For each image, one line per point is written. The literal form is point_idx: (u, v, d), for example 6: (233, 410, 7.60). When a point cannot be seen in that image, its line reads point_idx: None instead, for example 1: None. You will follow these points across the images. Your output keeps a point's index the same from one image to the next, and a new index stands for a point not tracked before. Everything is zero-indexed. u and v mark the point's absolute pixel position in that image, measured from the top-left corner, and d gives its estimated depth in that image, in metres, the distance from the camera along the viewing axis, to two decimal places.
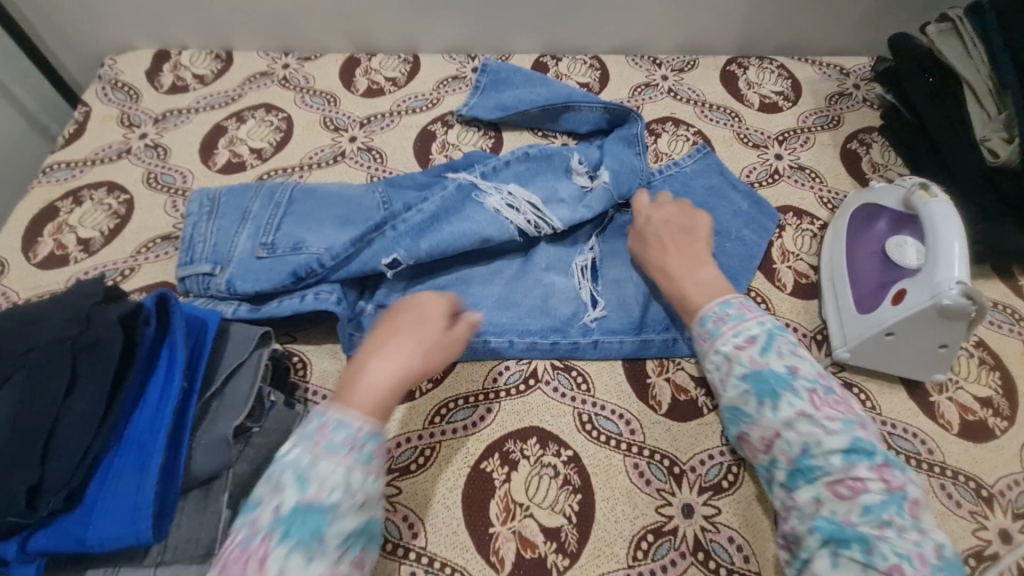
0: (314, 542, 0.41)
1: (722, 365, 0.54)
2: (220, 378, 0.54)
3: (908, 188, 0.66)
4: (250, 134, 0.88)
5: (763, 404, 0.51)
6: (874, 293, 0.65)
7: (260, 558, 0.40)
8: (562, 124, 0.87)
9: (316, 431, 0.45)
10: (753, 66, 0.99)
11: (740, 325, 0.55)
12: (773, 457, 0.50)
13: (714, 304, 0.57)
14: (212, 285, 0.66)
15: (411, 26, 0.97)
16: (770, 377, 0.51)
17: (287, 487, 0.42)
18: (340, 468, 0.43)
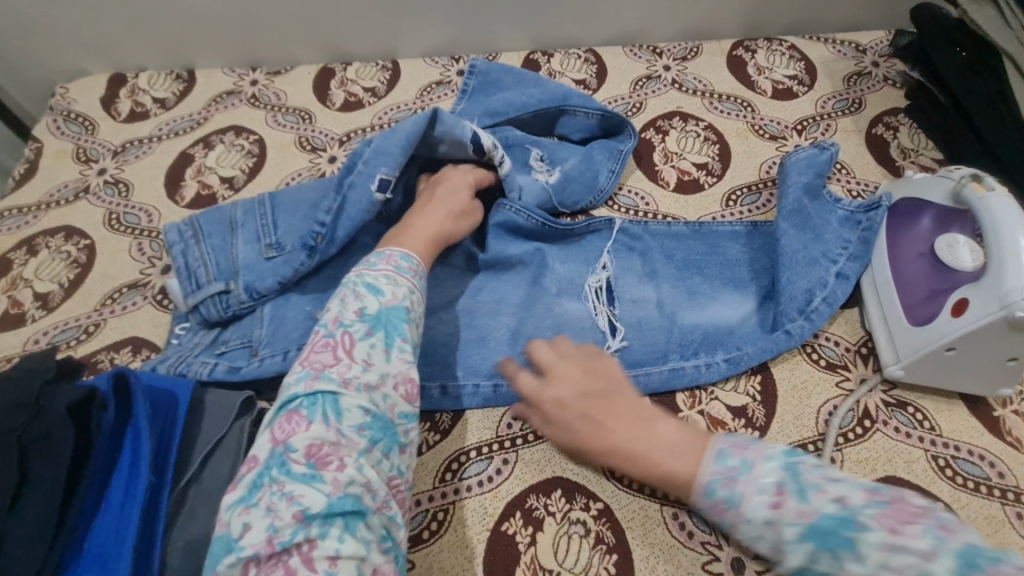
0: (396, 340, 0.49)
1: (765, 535, 0.42)
2: (197, 463, 0.46)
3: (958, 180, 0.60)
4: (219, 161, 0.80)
5: (842, 559, 0.39)
6: (928, 301, 0.59)
7: (348, 347, 0.47)
8: (557, 130, 0.79)
9: (382, 261, 0.54)
10: (761, 48, 0.91)
11: (752, 478, 0.43)
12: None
13: (709, 462, 0.45)
14: (231, 304, 0.60)
15: (387, 29, 0.89)
16: (829, 526, 0.40)
17: (365, 294, 0.50)
18: (403, 281, 0.53)
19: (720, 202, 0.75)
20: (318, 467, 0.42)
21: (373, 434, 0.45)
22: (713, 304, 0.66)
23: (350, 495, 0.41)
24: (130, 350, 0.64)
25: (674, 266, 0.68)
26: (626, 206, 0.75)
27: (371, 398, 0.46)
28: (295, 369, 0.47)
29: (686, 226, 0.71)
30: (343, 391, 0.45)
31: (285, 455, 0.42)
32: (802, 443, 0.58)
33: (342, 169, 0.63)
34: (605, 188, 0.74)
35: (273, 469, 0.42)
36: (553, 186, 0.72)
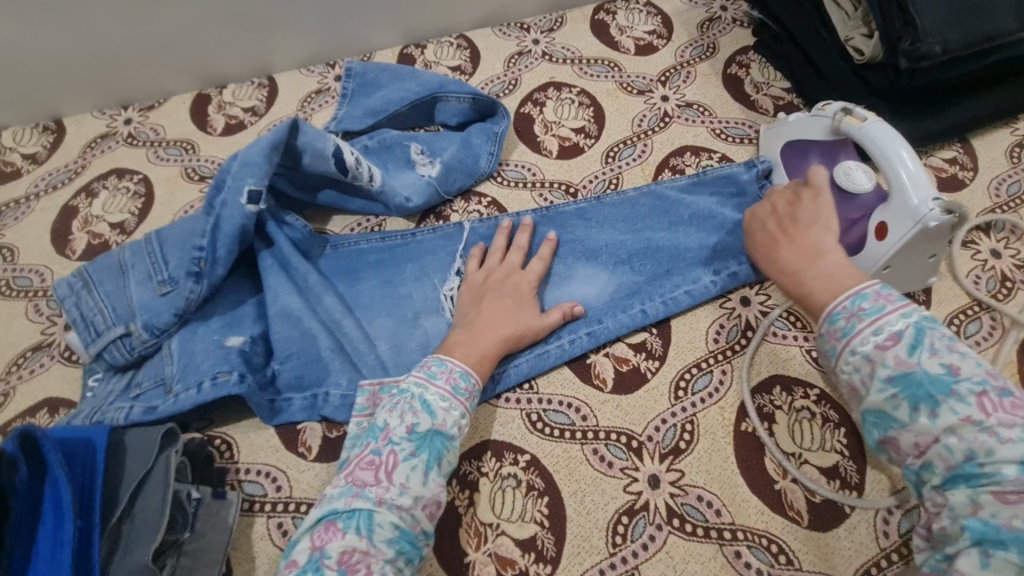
0: (437, 464, 0.50)
1: (861, 367, 0.45)
2: (126, 499, 0.48)
3: (831, 116, 0.66)
4: (106, 208, 0.79)
5: (918, 411, 0.42)
6: (851, 230, 0.64)
7: (391, 466, 0.49)
8: (436, 118, 0.82)
9: (443, 373, 0.55)
10: (621, 9, 0.96)
11: (880, 320, 0.46)
12: (927, 462, 0.41)
13: (844, 298, 0.49)
14: (135, 346, 0.61)
15: (254, 46, 0.87)
16: (925, 379, 0.42)
17: (420, 411, 0.52)
18: (455, 409, 0.53)
19: (601, 160, 0.80)
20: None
21: (401, 546, 0.46)
22: (573, 284, 0.69)
23: None
24: (47, 412, 0.64)
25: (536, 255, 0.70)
26: (513, 179, 0.79)
27: (403, 517, 0.47)
28: (337, 483, 0.49)
29: (535, 213, 0.73)
30: (379, 508, 0.46)
31: (321, 560, 0.43)
32: (697, 362, 0.65)
33: (213, 186, 0.64)
34: (488, 169, 0.78)
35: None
36: (437, 178, 0.75)
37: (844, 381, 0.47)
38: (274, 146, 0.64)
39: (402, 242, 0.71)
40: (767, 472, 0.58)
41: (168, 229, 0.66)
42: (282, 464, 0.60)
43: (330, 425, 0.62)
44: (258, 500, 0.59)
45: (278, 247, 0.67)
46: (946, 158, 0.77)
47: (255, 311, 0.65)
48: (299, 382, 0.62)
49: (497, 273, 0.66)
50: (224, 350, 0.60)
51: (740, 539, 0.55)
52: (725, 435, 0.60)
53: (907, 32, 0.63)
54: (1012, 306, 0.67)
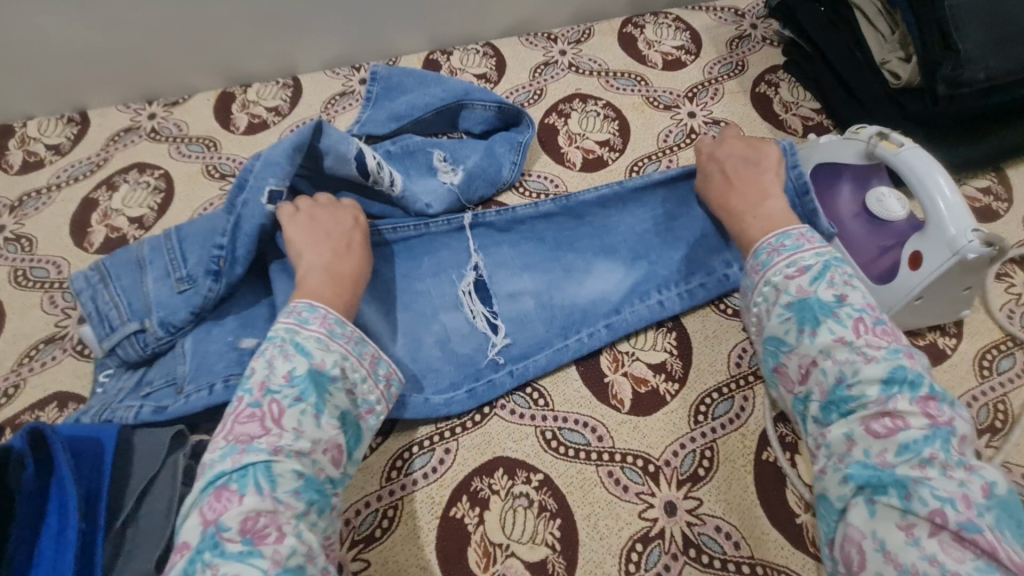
0: (326, 404, 0.48)
1: (769, 296, 0.54)
2: (132, 502, 0.47)
3: (866, 140, 0.63)
4: (126, 202, 0.78)
5: (803, 331, 0.50)
6: (881, 257, 0.64)
7: (277, 414, 0.46)
8: (460, 125, 0.81)
9: (314, 318, 0.52)
10: (649, 23, 0.95)
11: (794, 256, 0.54)
12: (808, 388, 0.49)
13: (769, 236, 0.57)
14: (149, 342, 0.60)
15: (280, 46, 0.87)
16: (816, 304, 0.50)
17: (294, 355, 0.49)
18: (339, 350, 0.51)
19: (624, 175, 0.79)
20: (254, 542, 0.40)
21: (310, 496, 0.45)
22: (590, 279, 0.69)
23: (293, 566, 0.41)
24: (56, 406, 0.63)
25: (546, 253, 0.71)
26: (536, 190, 0.78)
27: (303, 462, 0.45)
28: (217, 445, 0.45)
29: (554, 204, 0.71)
30: (274, 458, 0.44)
31: (217, 535, 0.40)
32: (718, 386, 0.63)
33: (235, 186, 0.64)
34: (510, 179, 0.77)
35: (205, 553, 0.40)
36: (459, 186, 0.74)
37: (756, 313, 0.55)
38: (297, 147, 0.64)
39: (418, 233, 0.70)
40: (788, 505, 0.56)
41: (187, 226, 0.66)
42: None
43: None
44: None
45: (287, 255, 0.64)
46: (980, 187, 0.76)
47: (270, 313, 0.64)
48: None
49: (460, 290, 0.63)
50: (237, 351, 0.60)
51: (759, 574, 0.53)
52: (745, 463, 0.58)
53: (948, 57, 0.62)
54: None
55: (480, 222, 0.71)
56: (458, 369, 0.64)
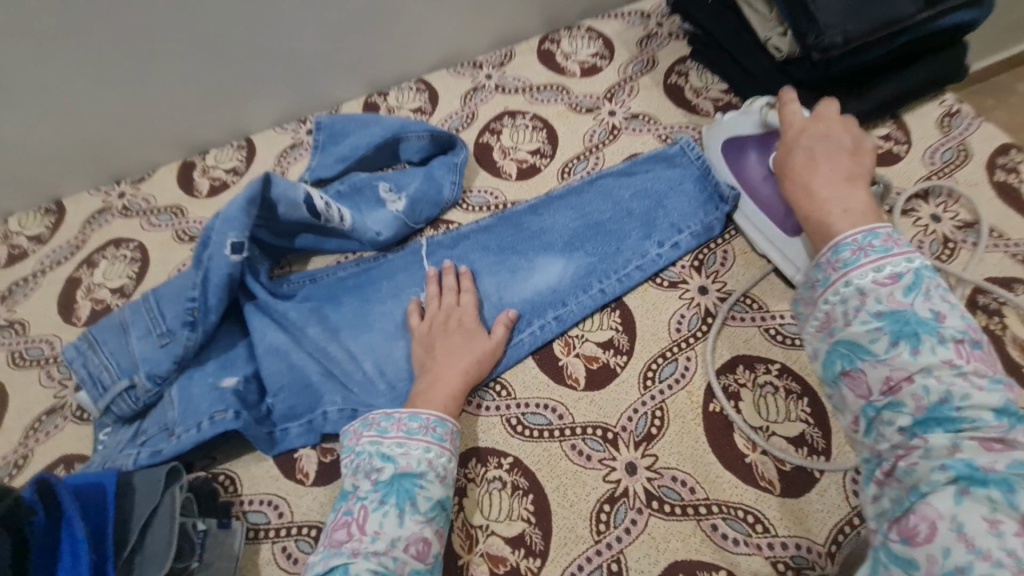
0: (408, 504, 0.54)
1: (851, 300, 0.48)
2: (137, 534, 0.52)
3: (761, 112, 0.71)
4: (107, 276, 0.85)
5: (899, 345, 0.44)
6: (787, 216, 0.69)
7: (363, 519, 0.54)
8: (401, 156, 0.89)
9: (392, 425, 0.60)
10: (565, 38, 1.04)
11: (882, 259, 0.48)
12: (896, 401, 0.43)
13: (856, 232, 0.51)
14: (140, 396, 0.66)
15: (229, 112, 0.95)
16: (913, 318, 0.45)
17: (381, 465, 0.57)
18: (421, 445, 0.58)
19: (557, 177, 0.86)
20: None
21: None
22: (536, 274, 0.76)
23: None
24: (63, 468, 0.69)
25: (492, 256, 0.78)
26: (478, 204, 0.84)
27: (382, 560, 0.51)
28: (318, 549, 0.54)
29: (492, 217, 0.81)
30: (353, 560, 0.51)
31: None
32: (661, 352, 0.68)
33: (200, 245, 0.70)
34: (452, 197, 0.84)
35: None
36: (405, 211, 0.81)
37: (826, 310, 0.49)
38: (250, 201, 0.70)
39: (375, 262, 0.79)
40: (737, 447, 0.61)
41: (161, 287, 0.73)
42: (283, 492, 0.64)
43: (324, 450, 0.67)
44: (261, 529, 0.62)
45: (259, 296, 0.71)
46: (879, 136, 0.83)
47: (247, 352, 0.70)
48: (292, 412, 0.67)
49: (439, 316, 0.71)
50: (219, 390, 0.65)
51: (716, 513, 0.58)
52: (694, 416, 0.64)
53: (810, 28, 0.69)
54: (954, 264, 0.71)
55: (430, 242, 0.80)
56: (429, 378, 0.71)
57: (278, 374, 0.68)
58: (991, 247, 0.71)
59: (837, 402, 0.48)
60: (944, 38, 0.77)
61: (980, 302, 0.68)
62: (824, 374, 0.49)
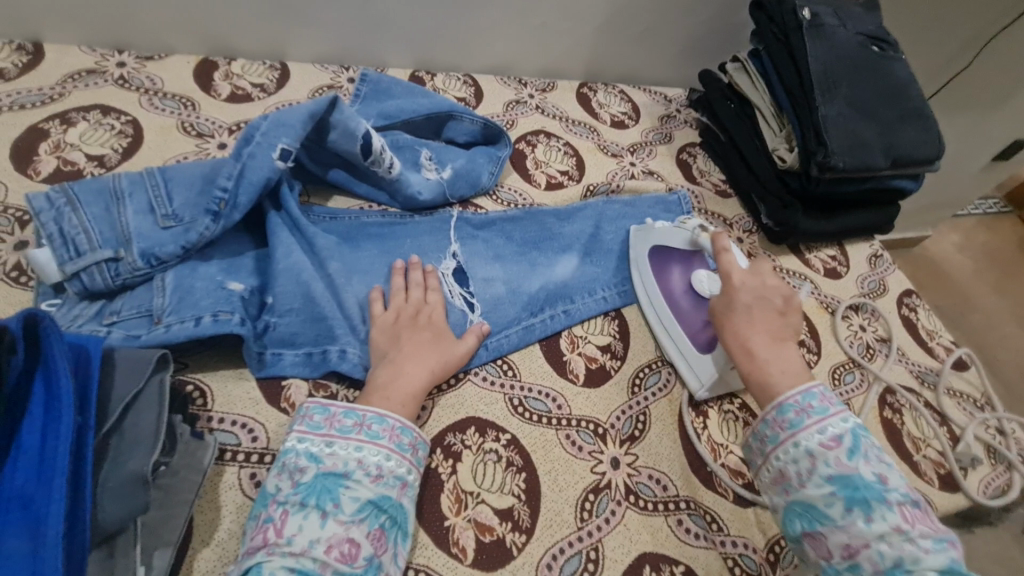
0: (330, 504, 0.49)
1: (802, 461, 0.57)
2: (118, 412, 0.45)
3: (691, 231, 0.79)
4: (84, 139, 0.74)
5: (853, 513, 0.53)
6: (702, 331, 0.74)
7: (282, 525, 0.48)
8: (444, 134, 0.91)
9: (325, 421, 0.54)
10: (601, 90, 1.14)
11: (823, 422, 0.59)
12: (856, 563, 0.51)
13: (797, 394, 0.61)
14: (122, 272, 0.58)
15: (275, 29, 0.91)
16: (861, 484, 0.54)
17: (303, 466, 0.51)
18: (353, 445, 0.53)
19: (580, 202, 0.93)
20: None
21: None
22: (554, 275, 0.80)
23: None
24: None
25: (515, 247, 0.81)
26: (506, 200, 0.88)
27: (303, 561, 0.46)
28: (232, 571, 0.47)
29: (520, 210, 0.85)
30: (269, 557, 0.46)
31: None
32: (648, 363, 0.76)
33: (240, 139, 0.65)
34: (487, 185, 0.87)
35: None
36: (446, 181, 0.82)
37: (781, 468, 0.59)
38: (311, 115, 0.68)
39: (402, 220, 0.78)
40: (701, 455, 0.68)
41: (175, 167, 0.65)
42: (261, 417, 0.59)
43: (316, 385, 0.62)
44: (229, 450, 0.56)
45: (288, 210, 0.68)
46: (828, 255, 1.02)
47: (254, 265, 0.65)
48: (293, 338, 0.63)
49: (408, 309, 0.66)
50: (225, 291, 0.60)
51: (682, 509, 0.64)
52: (672, 423, 0.71)
53: (820, 149, 0.85)
54: (874, 364, 0.88)
55: (461, 218, 0.81)
56: None
57: (292, 294, 0.64)
58: (899, 360, 0.90)
59: (804, 560, 0.56)
60: (891, 194, 0.98)
61: (889, 399, 0.84)
62: (788, 532, 0.57)
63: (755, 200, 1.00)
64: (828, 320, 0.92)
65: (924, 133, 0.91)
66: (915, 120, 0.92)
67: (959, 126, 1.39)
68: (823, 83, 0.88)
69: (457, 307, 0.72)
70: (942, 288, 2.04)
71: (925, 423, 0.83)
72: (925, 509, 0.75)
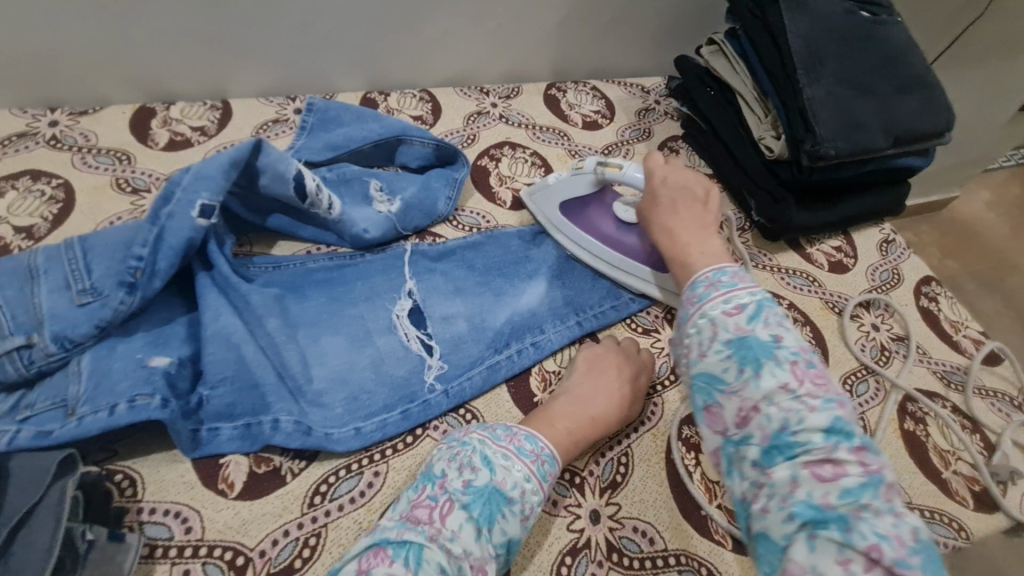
0: (492, 523, 0.47)
1: (705, 332, 0.49)
2: (7, 534, 0.41)
3: (591, 172, 0.75)
4: (13, 210, 0.71)
5: (745, 373, 0.45)
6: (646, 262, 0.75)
7: (446, 512, 0.47)
8: (397, 159, 0.85)
9: (506, 436, 0.53)
10: (571, 89, 1.06)
11: (731, 293, 0.50)
12: (747, 433, 0.44)
13: (707, 270, 0.54)
14: (36, 359, 0.54)
15: (211, 67, 0.86)
16: (757, 345, 0.46)
17: (479, 468, 0.50)
18: (522, 472, 0.50)
19: None
20: None
21: None
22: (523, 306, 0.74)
23: None
24: None
25: (478, 278, 0.75)
26: (468, 225, 0.82)
27: (450, 565, 0.44)
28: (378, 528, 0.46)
29: (482, 236, 0.79)
30: (429, 544, 0.44)
31: None
32: None
33: (159, 197, 0.61)
34: (445, 212, 0.80)
35: None
36: (396, 214, 0.76)
37: (687, 345, 0.50)
38: (234, 163, 0.63)
39: (353, 261, 0.73)
40: (694, 498, 0.61)
41: (94, 234, 0.60)
42: (196, 502, 0.54)
43: (258, 459, 0.57)
44: (160, 545, 0.51)
45: (219, 269, 0.63)
46: (833, 246, 0.93)
47: (186, 332, 0.61)
48: (229, 411, 0.58)
49: None
50: (146, 369, 0.55)
51: (675, 567, 0.57)
52: (659, 462, 0.64)
53: (808, 136, 0.76)
54: (890, 370, 0.79)
55: (417, 253, 0.75)
56: (393, 392, 0.63)
57: (226, 364, 0.59)
58: (919, 361, 0.80)
59: (700, 440, 0.48)
60: (898, 174, 0.88)
61: (909, 408, 0.75)
62: (689, 408, 0.49)
63: (745, 195, 0.91)
64: (835, 322, 0.83)
65: (929, 104, 0.81)
66: (917, 91, 0.82)
67: (977, 81, 1.26)
68: (807, 61, 0.78)
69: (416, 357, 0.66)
70: (979, 254, 1.87)
71: (954, 433, 0.73)
72: (959, 536, 0.66)
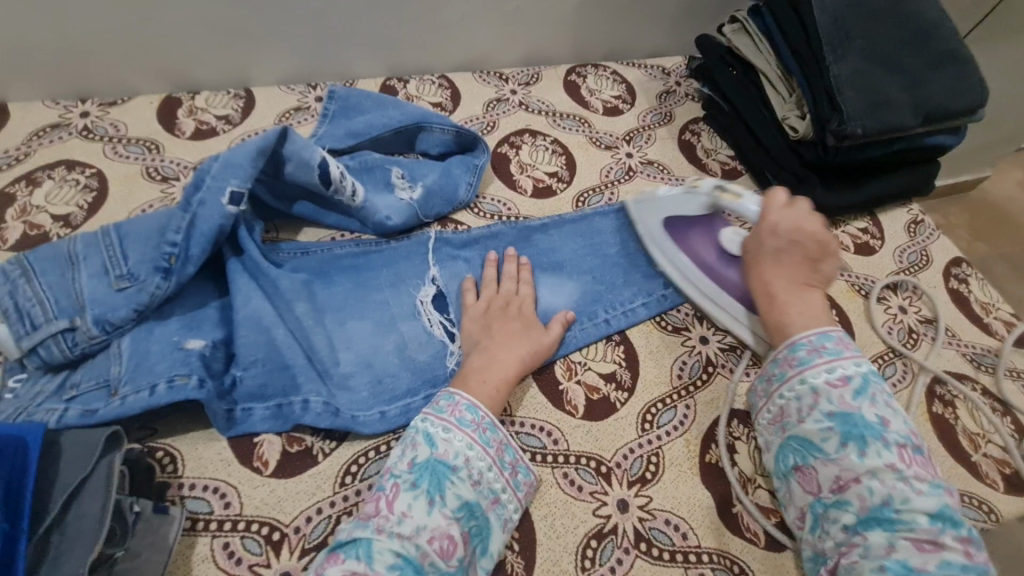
0: (439, 493, 0.51)
1: (806, 398, 0.57)
2: (59, 505, 0.43)
3: (706, 197, 0.72)
4: (49, 199, 0.74)
5: (848, 447, 0.53)
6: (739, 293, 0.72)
7: (393, 497, 0.50)
8: (418, 146, 0.85)
9: (448, 407, 0.56)
10: (590, 74, 1.05)
11: (834, 361, 0.58)
12: (844, 499, 0.52)
13: (811, 333, 0.60)
14: (79, 341, 0.56)
15: (234, 57, 0.87)
16: (862, 423, 0.54)
17: (420, 444, 0.53)
18: (465, 442, 0.54)
19: (571, 205, 0.86)
20: None
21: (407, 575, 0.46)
22: (544, 292, 0.74)
23: None
24: None
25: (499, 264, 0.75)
26: (489, 212, 0.82)
27: (405, 545, 0.47)
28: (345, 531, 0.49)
29: (505, 225, 0.79)
30: (377, 536, 0.47)
31: None
32: (664, 396, 0.68)
33: (189, 185, 0.62)
34: (466, 199, 0.81)
35: None
36: (418, 202, 0.77)
37: (782, 405, 0.59)
38: (261, 151, 0.64)
39: (377, 248, 0.74)
40: (728, 495, 0.61)
41: (129, 221, 0.62)
42: (233, 479, 0.56)
43: (290, 439, 0.59)
44: (201, 519, 0.54)
45: (248, 255, 0.65)
46: (859, 228, 0.91)
47: (218, 316, 0.63)
48: (261, 392, 0.59)
49: None
50: (183, 352, 0.57)
51: (705, 563, 0.57)
52: (682, 446, 0.64)
53: (834, 115, 0.75)
54: (918, 352, 0.78)
55: (439, 239, 0.75)
56: (417, 376, 0.64)
57: (256, 347, 0.61)
58: (948, 344, 0.79)
59: (788, 496, 0.57)
60: (927, 154, 0.86)
61: (938, 391, 0.74)
62: (779, 467, 0.58)
63: (768, 177, 0.89)
64: (861, 305, 0.82)
65: (962, 81, 0.79)
66: (949, 66, 0.79)
67: None
68: (834, 38, 0.77)
69: (438, 342, 0.67)
70: (1015, 238, 1.80)
71: (984, 416, 0.72)
72: (988, 518, 0.65)
